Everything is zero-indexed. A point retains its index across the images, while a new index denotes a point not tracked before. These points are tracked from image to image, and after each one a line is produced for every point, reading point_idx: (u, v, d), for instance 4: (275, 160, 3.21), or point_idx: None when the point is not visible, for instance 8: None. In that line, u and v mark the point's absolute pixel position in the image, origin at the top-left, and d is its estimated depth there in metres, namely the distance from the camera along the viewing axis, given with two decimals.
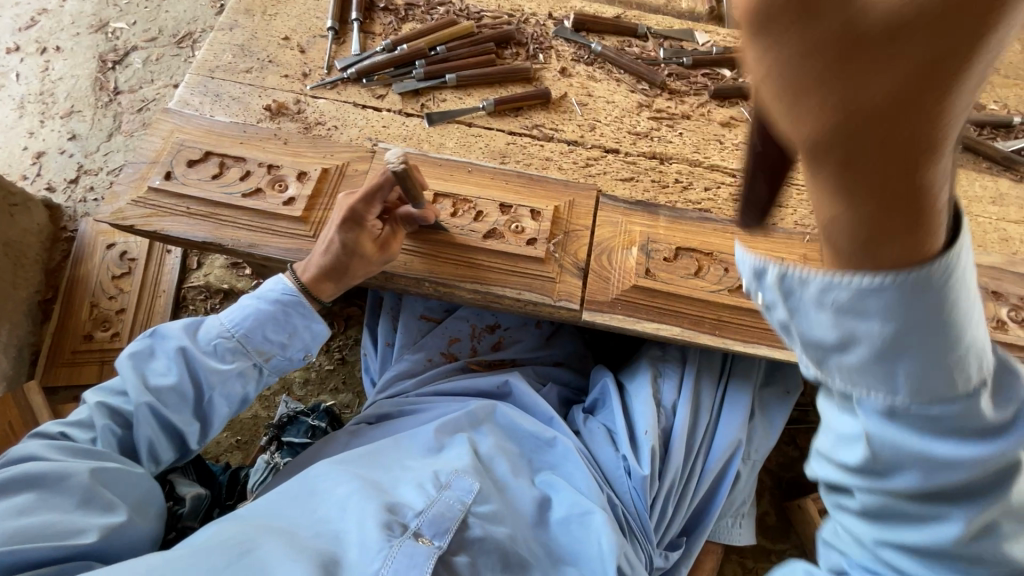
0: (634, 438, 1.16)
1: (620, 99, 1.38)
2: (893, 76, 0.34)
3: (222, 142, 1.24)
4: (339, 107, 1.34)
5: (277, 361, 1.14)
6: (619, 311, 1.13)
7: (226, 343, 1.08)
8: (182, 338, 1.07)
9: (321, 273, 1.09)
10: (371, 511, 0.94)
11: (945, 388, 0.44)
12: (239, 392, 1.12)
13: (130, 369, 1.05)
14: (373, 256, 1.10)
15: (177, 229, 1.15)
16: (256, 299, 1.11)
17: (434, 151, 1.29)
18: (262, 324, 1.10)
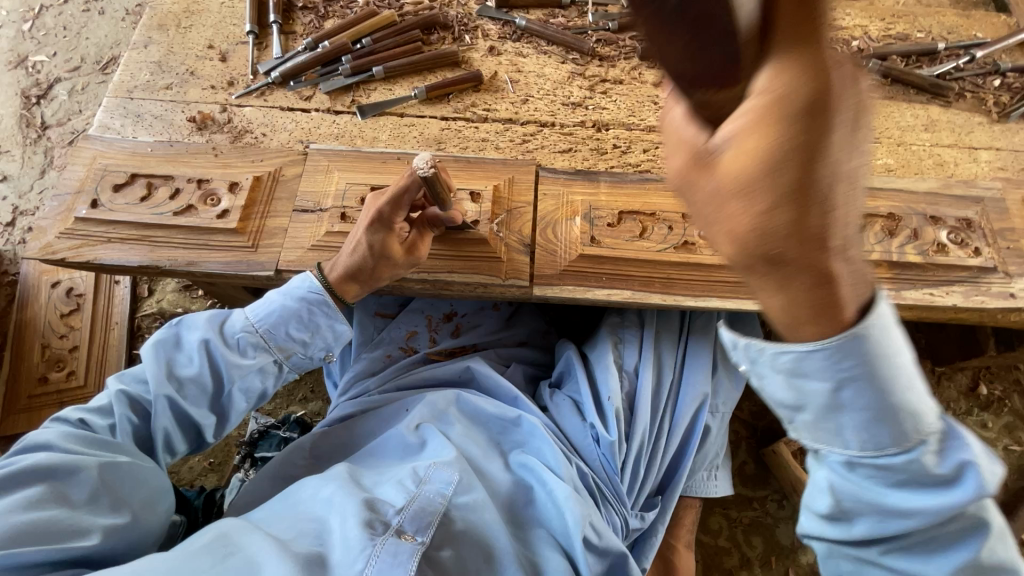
0: (600, 406, 1.17)
1: (550, 72, 1.37)
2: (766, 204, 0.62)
3: (146, 162, 1.20)
4: (266, 112, 1.30)
5: (297, 358, 1.10)
6: (568, 282, 1.12)
7: (250, 338, 1.04)
8: (206, 331, 1.02)
9: (345, 275, 1.08)
10: (353, 512, 0.94)
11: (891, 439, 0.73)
12: (258, 387, 1.08)
13: (151, 356, 1.00)
14: (400, 259, 1.08)
15: (111, 256, 1.12)
16: (283, 295, 1.05)
17: (367, 145, 1.27)
18: (289, 319, 1.06)
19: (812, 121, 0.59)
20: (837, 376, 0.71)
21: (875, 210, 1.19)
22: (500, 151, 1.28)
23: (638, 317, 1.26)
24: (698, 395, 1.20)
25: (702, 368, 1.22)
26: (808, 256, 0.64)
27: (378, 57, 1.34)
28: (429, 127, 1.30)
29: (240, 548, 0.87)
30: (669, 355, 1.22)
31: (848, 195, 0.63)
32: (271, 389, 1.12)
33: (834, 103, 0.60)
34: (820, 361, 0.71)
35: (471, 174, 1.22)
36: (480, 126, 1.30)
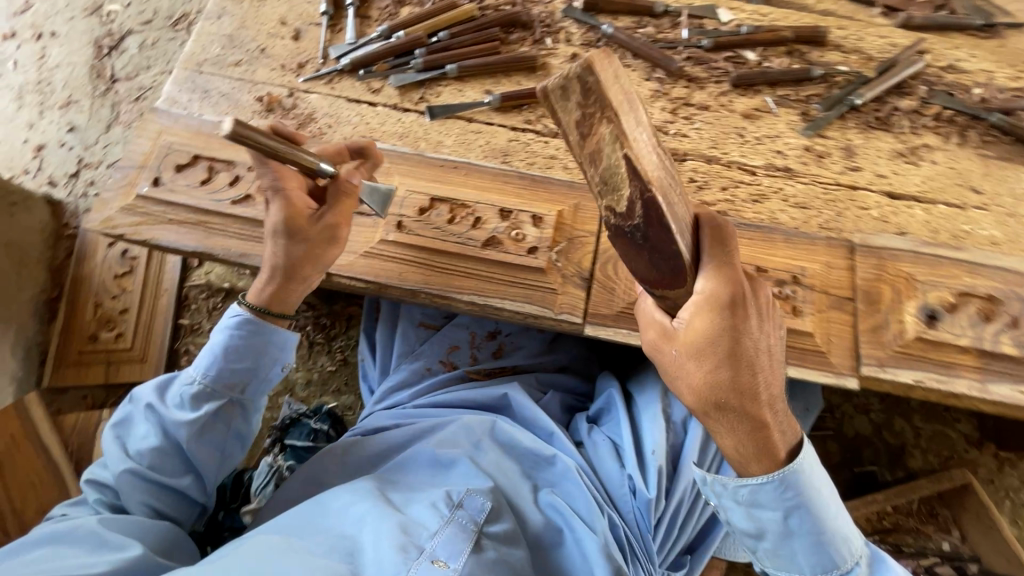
0: (642, 457, 1.12)
1: (632, 88, 1.28)
2: (722, 376, 0.85)
3: (209, 143, 1.18)
4: (333, 102, 1.26)
5: (256, 391, 1.03)
6: (624, 326, 1.06)
7: (191, 391, 0.99)
8: (150, 395, 0.99)
9: (278, 275, 0.98)
10: (388, 531, 0.93)
11: (832, 564, 0.90)
12: (230, 433, 1.02)
13: (114, 440, 0.99)
14: (311, 239, 0.95)
15: (168, 238, 1.11)
16: (205, 336, 1.01)
17: (431, 150, 1.21)
18: (222, 353, 0.99)
19: (738, 354, 0.84)
20: (784, 505, 0.89)
21: (974, 289, 1.08)
22: (568, 172, 1.20)
23: None
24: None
25: None
26: (751, 412, 0.86)
27: (453, 55, 1.27)
28: (497, 136, 1.23)
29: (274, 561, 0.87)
30: None
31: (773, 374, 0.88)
32: (249, 433, 1.05)
33: (743, 305, 0.85)
34: (772, 493, 0.89)
35: (536, 195, 1.15)
36: (550, 141, 1.23)
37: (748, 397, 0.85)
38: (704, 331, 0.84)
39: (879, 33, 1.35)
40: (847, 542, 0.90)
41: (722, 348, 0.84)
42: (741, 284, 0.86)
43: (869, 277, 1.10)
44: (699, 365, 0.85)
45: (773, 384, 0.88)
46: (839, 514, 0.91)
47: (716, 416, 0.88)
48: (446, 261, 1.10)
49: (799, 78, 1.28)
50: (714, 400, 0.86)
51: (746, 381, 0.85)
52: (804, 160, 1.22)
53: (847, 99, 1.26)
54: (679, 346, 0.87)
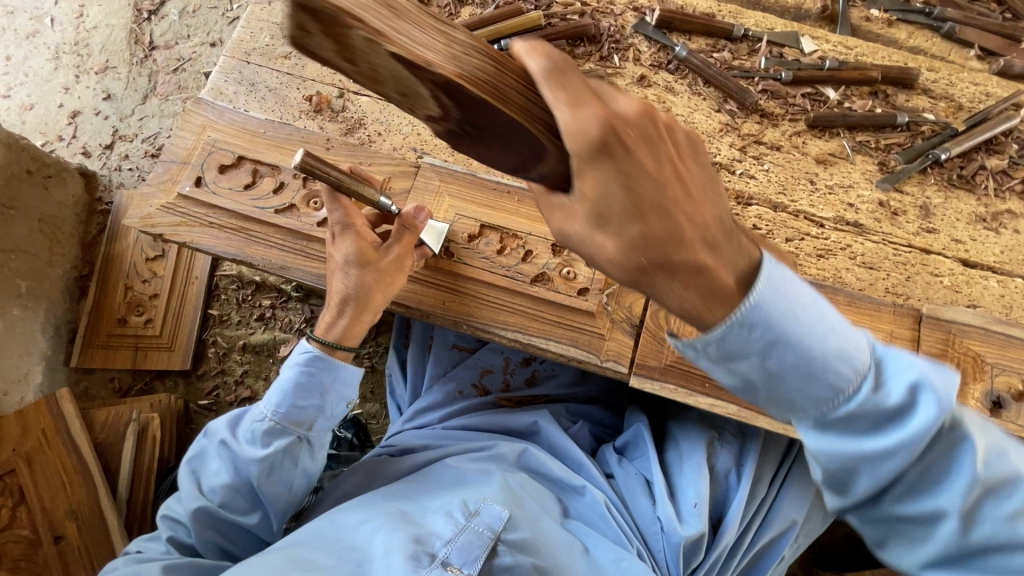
0: (681, 503, 1.08)
1: (700, 120, 1.20)
2: (618, 202, 0.53)
3: (254, 144, 1.13)
4: (384, 107, 1.20)
5: (322, 423, 1.04)
6: (671, 380, 1.02)
7: (263, 426, 1.00)
8: (223, 433, 1.02)
9: (344, 305, 1.01)
10: (396, 543, 0.87)
11: (831, 387, 0.55)
12: (298, 469, 1.03)
13: (190, 476, 1.03)
14: (381, 272, 1.00)
15: (207, 242, 1.08)
16: (278, 374, 1.02)
17: (484, 170, 1.16)
18: (290, 391, 1.00)
19: (640, 203, 0.53)
20: (761, 345, 0.55)
21: None
22: None
23: (739, 427, 1.17)
24: (785, 522, 1.12)
25: (802, 495, 1.13)
26: (679, 250, 0.55)
27: None
28: None
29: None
30: (768, 472, 1.13)
31: (710, 196, 0.59)
32: (314, 468, 1.06)
33: (628, 134, 0.52)
34: (744, 337, 0.55)
35: None
36: None
37: (667, 246, 0.54)
38: (572, 119, 0.50)
39: (973, 79, 1.24)
40: (846, 356, 0.55)
41: (604, 141, 0.51)
42: (617, 106, 0.53)
43: (934, 351, 1.04)
44: (600, 181, 0.52)
45: (700, 208, 0.57)
46: (858, 341, 0.57)
47: (631, 264, 0.55)
48: (493, 293, 1.05)
49: (882, 124, 1.19)
50: (622, 250, 0.55)
51: (669, 222, 0.54)
52: (877, 216, 1.15)
53: (932, 152, 1.17)
54: (583, 212, 0.55)
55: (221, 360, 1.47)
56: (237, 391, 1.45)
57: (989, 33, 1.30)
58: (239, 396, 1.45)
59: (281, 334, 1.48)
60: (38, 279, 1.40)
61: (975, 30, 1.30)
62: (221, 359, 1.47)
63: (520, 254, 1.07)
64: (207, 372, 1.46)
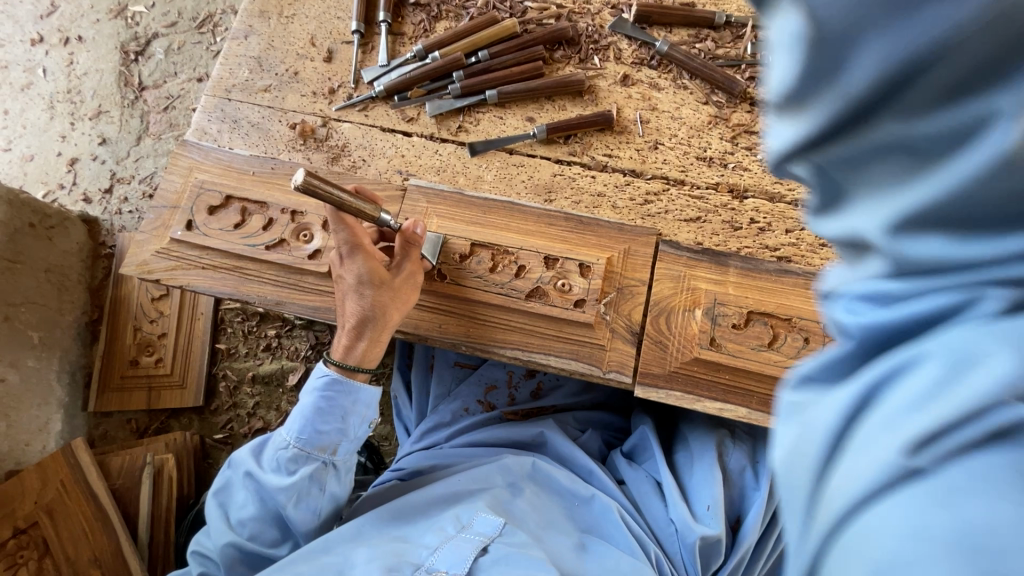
0: (694, 505, 1.05)
1: (688, 114, 1.17)
2: None
3: (241, 181, 1.13)
4: (366, 132, 1.20)
5: (346, 447, 1.04)
6: (677, 386, 0.99)
7: (287, 454, 1.01)
8: (247, 463, 1.04)
9: (362, 326, 1.00)
10: (377, 554, 0.91)
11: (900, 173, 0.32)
12: (323, 496, 1.04)
13: (219, 507, 1.06)
14: (394, 296, 0.99)
15: (203, 284, 1.09)
16: (300, 401, 1.03)
17: (470, 187, 1.15)
18: (312, 417, 1.01)
19: None
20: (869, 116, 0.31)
21: None
22: (616, 212, 1.12)
23: (749, 428, 1.13)
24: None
25: None
26: None
27: (494, 78, 1.18)
28: (540, 170, 1.15)
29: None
30: None
31: None
32: (341, 493, 1.07)
33: None
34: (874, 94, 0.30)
35: (582, 239, 1.07)
36: (597, 176, 1.15)
37: None
38: None
39: None
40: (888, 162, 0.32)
41: None
42: None
43: None
44: None
45: None
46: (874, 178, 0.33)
47: None
48: (487, 313, 1.04)
49: None
50: None
51: None
52: None
53: None
54: None
55: (232, 394, 1.49)
56: (250, 423, 1.47)
57: None
58: (253, 427, 1.47)
59: (289, 362, 1.49)
60: (50, 328, 1.42)
61: None
62: (232, 393, 1.49)
63: (513, 271, 1.06)
64: (219, 407, 1.48)
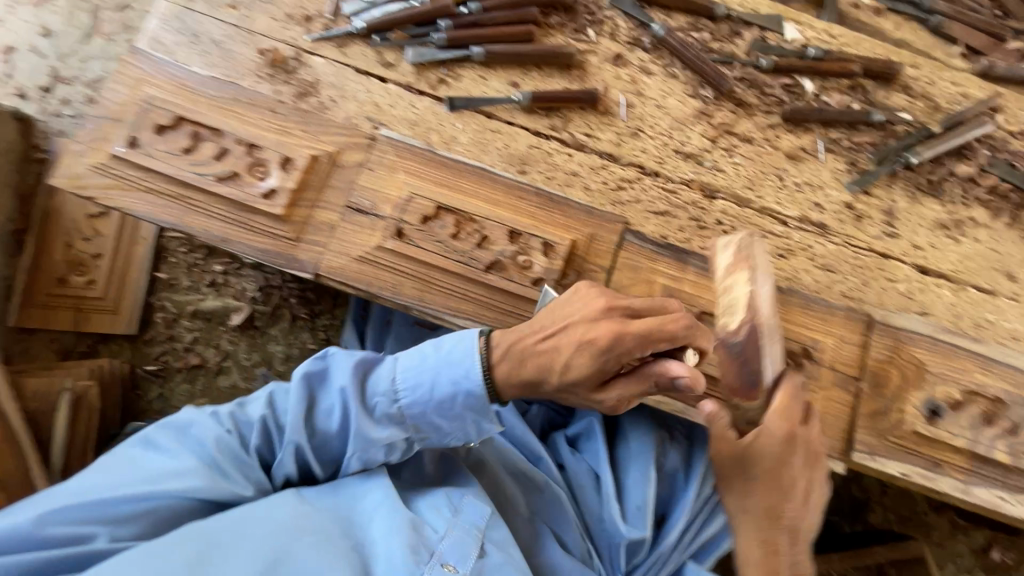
0: (625, 504, 1.09)
1: (674, 105, 1.15)
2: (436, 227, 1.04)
3: (197, 104, 1.05)
4: (339, 70, 1.12)
5: (418, 405, 0.96)
6: (620, 375, 1.01)
7: (346, 390, 0.95)
8: (303, 389, 0.96)
9: (371, 283, 1.02)
10: (400, 528, 0.91)
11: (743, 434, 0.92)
12: (332, 440, 0.97)
13: (182, 422, 0.95)
14: (408, 266, 1.02)
15: (142, 209, 1.01)
16: (438, 361, 0.95)
17: (443, 146, 1.10)
18: (427, 367, 0.95)
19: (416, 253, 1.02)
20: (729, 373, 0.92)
21: (983, 388, 1.03)
22: (587, 194, 1.11)
23: (688, 430, 1.17)
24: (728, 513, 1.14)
25: None
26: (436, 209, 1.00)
27: (481, 35, 1.13)
28: (517, 140, 1.12)
29: (292, 545, 0.85)
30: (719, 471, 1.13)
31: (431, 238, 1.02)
32: (324, 445, 0.98)
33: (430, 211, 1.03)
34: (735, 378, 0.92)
35: (549, 218, 1.06)
36: (573, 155, 1.12)
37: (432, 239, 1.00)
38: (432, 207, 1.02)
39: (954, 79, 1.21)
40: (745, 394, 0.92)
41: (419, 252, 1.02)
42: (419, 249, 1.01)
43: (881, 357, 1.04)
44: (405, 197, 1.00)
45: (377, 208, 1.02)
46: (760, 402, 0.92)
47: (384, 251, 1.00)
48: (444, 280, 1.02)
49: (856, 121, 1.16)
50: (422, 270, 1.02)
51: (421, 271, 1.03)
52: (840, 218, 1.13)
53: (902, 155, 1.14)
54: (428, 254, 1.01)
55: (169, 326, 1.41)
56: (186, 358, 1.40)
57: (976, 30, 1.25)
58: (188, 363, 1.40)
59: (233, 302, 1.42)
60: None
61: (963, 26, 1.25)
62: (170, 325, 1.41)
63: (477, 240, 1.03)
64: (154, 338, 1.41)
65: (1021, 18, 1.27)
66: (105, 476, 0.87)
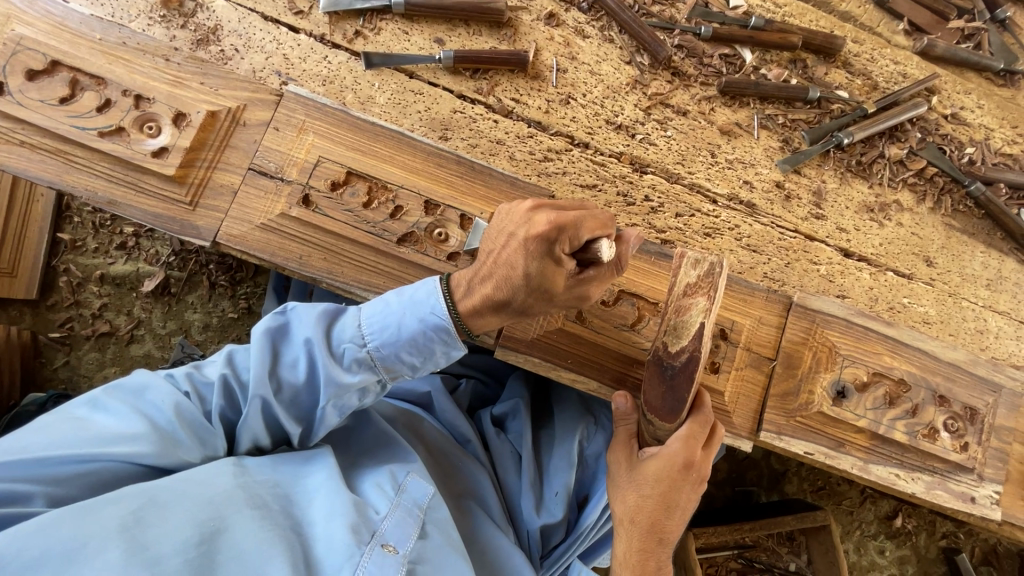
0: (545, 488, 1.06)
1: (608, 72, 1.10)
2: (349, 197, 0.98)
3: (75, 46, 0.94)
4: (243, 16, 1.02)
5: (418, 362, 0.89)
6: (536, 353, 0.99)
7: (361, 353, 0.87)
8: (260, 342, 0.87)
9: (283, 255, 0.96)
10: (340, 506, 0.83)
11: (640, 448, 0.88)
12: (289, 397, 0.89)
13: (130, 384, 0.87)
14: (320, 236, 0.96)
15: (14, 164, 0.91)
16: (404, 306, 0.87)
17: (358, 107, 1.03)
18: (402, 321, 0.86)
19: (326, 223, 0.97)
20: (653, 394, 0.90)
21: (889, 371, 1.05)
22: (512, 164, 1.06)
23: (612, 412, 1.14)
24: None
25: None
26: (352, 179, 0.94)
27: None
28: (440, 103, 1.05)
29: (233, 517, 0.76)
30: None
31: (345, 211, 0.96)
32: (301, 404, 0.90)
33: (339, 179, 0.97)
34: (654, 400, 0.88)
35: (470, 188, 1.00)
36: (499, 122, 1.06)
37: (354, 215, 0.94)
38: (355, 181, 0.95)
39: (894, 57, 1.18)
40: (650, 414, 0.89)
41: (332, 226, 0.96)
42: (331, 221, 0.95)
43: (796, 339, 1.04)
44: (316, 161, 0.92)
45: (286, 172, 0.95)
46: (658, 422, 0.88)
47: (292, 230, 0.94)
48: (355, 252, 0.97)
49: (793, 97, 1.13)
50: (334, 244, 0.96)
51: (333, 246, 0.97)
52: (769, 198, 1.11)
53: (836, 135, 1.11)
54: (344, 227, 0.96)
55: (75, 291, 1.32)
56: (94, 325, 1.32)
57: (921, 7, 1.22)
58: (97, 330, 1.32)
59: (145, 267, 1.33)
60: None
61: (908, 2, 1.21)
62: (76, 290, 1.32)
63: (390, 210, 0.98)
64: (58, 304, 1.32)
65: None
66: (46, 434, 0.78)
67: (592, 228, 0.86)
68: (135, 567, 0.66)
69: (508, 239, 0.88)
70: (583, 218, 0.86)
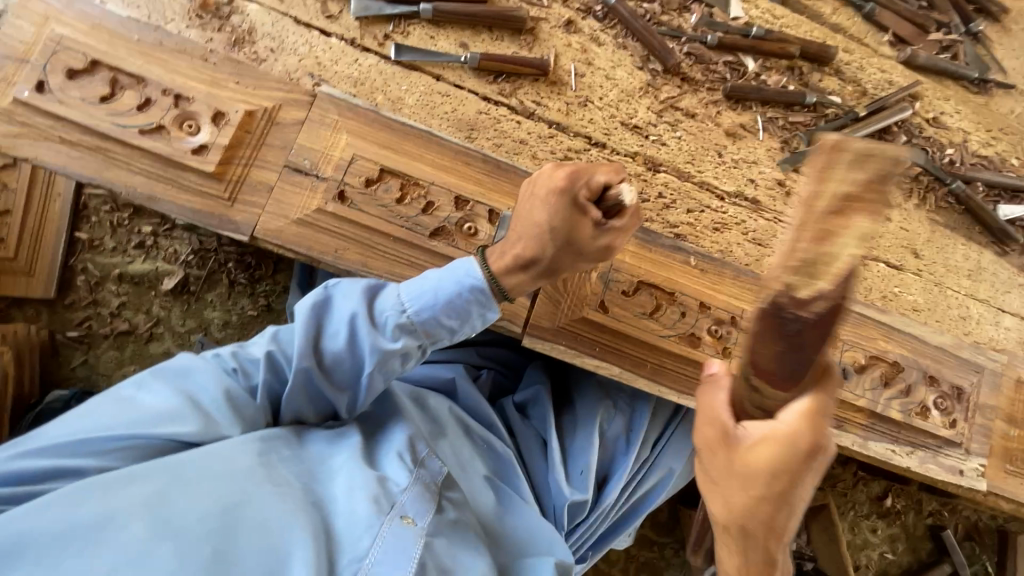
0: (569, 468, 1.10)
1: (622, 77, 1.17)
2: None
3: (113, 47, 0.96)
4: (276, 20, 1.07)
5: (453, 325, 0.93)
6: (562, 341, 1.04)
7: (402, 320, 0.90)
8: (301, 317, 0.90)
9: (320, 249, 0.99)
10: (361, 481, 0.85)
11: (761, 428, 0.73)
12: (330, 366, 0.92)
13: (173, 365, 0.88)
14: (357, 233, 1.00)
15: (54, 161, 0.93)
16: (439, 275, 0.90)
17: (389, 108, 1.07)
18: (439, 289, 0.90)
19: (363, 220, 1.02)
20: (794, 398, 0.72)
21: (884, 354, 1.13)
22: (534, 163, 1.11)
23: (632, 395, 1.19)
24: (664, 470, 1.18)
25: (681, 453, 1.19)
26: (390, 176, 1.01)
27: None
28: (466, 105, 1.10)
29: (255, 490, 0.77)
30: (655, 433, 1.17)
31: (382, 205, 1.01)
32: (340, 376, 0.93)
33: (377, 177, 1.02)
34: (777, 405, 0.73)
35: (497, 184, 1.05)
36: (522, 122, 1.12)
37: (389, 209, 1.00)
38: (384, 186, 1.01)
39: (880, 66, 1.28)
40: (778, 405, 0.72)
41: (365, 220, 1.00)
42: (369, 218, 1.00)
43: None
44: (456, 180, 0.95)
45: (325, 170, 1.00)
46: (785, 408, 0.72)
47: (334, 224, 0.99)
48: (389, 245, 1.01)
49: (791, 102, 1.21)
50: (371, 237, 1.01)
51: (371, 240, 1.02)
52: (772, 194, 1.19)
53: (830, 137, 1.21)
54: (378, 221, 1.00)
55: (93, 291, 1.33)
56: (112, 324, 1.33)
57: (904, 20, 1.33)
58: (115, 329, 1.33)
59: (165, 265, 1.34)
60: None
61: (892, 16, 1.32)
62: (94, 289, 1.33)
63: (423, 204, 1.02)
64: (76, 303, 1.33)
65: (944, 11, 1.35)
66: (93, 415, 0.80)
67: (606, 172, 0.92)
68: (157, 539, 0.69)
69: (530, 198, 0.93)
70: (594, 167, 0.93)
